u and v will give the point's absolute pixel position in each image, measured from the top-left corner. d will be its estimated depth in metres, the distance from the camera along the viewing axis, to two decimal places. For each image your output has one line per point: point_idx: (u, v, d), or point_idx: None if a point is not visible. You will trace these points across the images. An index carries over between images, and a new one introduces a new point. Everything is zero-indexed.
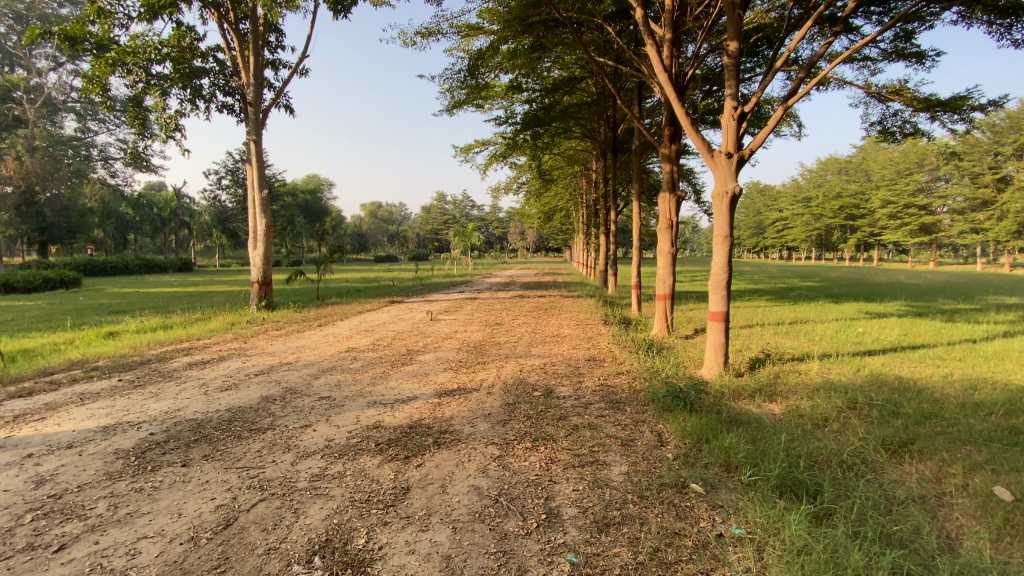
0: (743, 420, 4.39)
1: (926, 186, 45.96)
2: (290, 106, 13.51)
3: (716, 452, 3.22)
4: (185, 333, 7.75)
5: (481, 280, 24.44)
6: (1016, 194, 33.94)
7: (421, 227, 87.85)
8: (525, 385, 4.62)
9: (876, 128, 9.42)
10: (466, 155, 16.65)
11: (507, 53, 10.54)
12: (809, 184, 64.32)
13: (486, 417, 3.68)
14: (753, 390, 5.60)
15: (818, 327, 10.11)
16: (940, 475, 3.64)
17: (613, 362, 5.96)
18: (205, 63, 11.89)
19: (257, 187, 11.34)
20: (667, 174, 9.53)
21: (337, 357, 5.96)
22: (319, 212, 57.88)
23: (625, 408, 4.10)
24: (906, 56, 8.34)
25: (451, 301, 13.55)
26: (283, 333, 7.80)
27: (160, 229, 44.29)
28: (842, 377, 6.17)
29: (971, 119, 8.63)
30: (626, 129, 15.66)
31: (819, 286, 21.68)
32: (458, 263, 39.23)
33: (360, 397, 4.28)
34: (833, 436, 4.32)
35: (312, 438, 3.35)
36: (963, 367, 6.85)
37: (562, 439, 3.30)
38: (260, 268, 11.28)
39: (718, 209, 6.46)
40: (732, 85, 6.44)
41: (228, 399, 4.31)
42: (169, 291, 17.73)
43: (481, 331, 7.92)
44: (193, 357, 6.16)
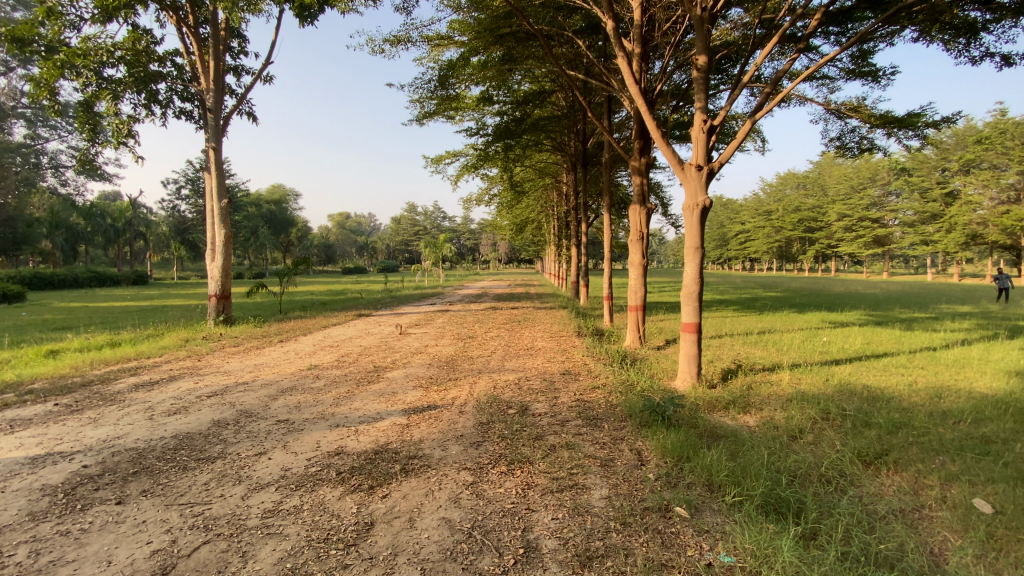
0: (721, 434, 4.31)
1: (879, 201, 48.39)
2: (253, 113, 13.06)
3: (698, 471, 3.09)
4: (133, 351, 7.20)
5: (452, 291, 24.09)
6: (962, 208, 36.04)
7: (391, 238, 86.78)
8: (499, 403, 4.41)
9: (836, 144, 9.74)
10: (437, 166, 16.46)
11: (478, 65, 10.45)
12: (769, 198, 66.76)
13: (457, 439, 3.47)
14: (727, 402, 5.54)
15: (786, 337, 10.31)
16: (917, 487, 3.63)
17: (588, 376, 5.82)
18: (162, 68, 11.37)
19: (215, 197, 10.83)
20: (638, 186, 9.58)
21: (299, 375, 5.63)
22: (285, 223, 56.39)
23: (603, 425, 3.95)
24: (863, 75, 8.67)
25: (422, 313, 13.23)
26: (242, 350, 7.37)
27: (113, 241, 42.04)
28: (814, 387, 6.22)
29: (923, 136, 9.03)
30: (596, 142, 15.80)
31: (782, 296, 22.38)
32: (428, 275, 38.74)
33: (323, 419, 4.00)
34: (810, 448, 4.28)
35: (268, 467, 3.07)
36: (926, 375, 7.04)
37: (539, 462, 3.12)
38: (218, 281, 10.70)
39: (689, 221, 6.45)
40: (702, 99, 6.49)
41: (175, 425, 3.95)
42: (120, 305, 16.73)
43: (453, 346, 7.68)
44: (140, 377, 5.70)
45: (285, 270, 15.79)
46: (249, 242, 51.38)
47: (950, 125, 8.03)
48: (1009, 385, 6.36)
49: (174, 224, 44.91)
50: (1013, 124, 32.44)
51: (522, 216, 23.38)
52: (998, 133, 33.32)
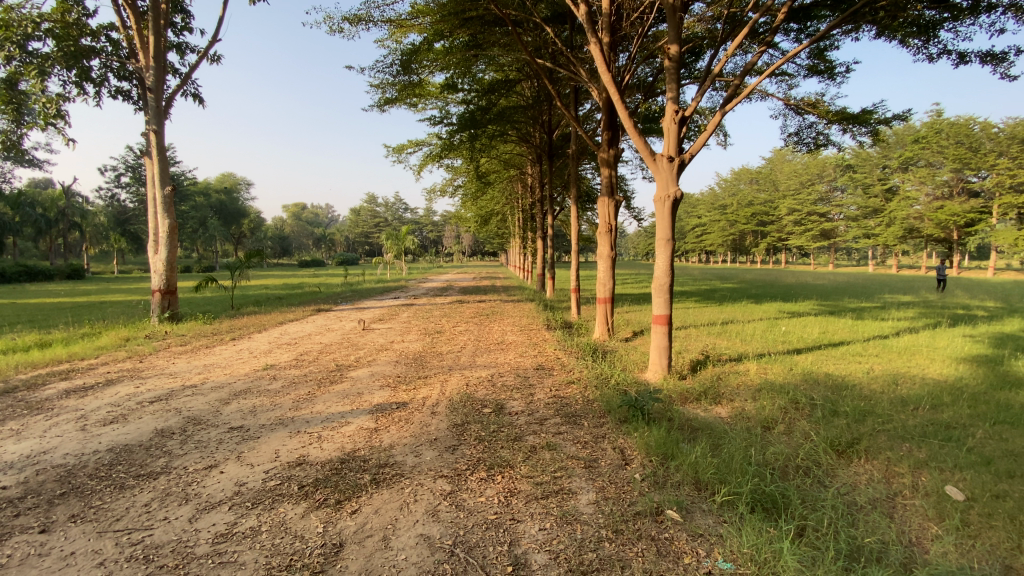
0: (698, 427, 4.25)
1: (825, 196, 50.82)
2: (198, 95, 12.20)
3: (683, 467, 2.99)
4: (64, 353, 6.51)
5: (416, 285, 23.51)
6: (901, 203, 38.31)
7: (349, 230, 84.43)
8: (472, 401, 4.20)
9: (794, 140, 9.98)
10: (399, 156, 15.94)
11: (442, 50, 10.08)
12: (724, 192, 68.88)
13: (431, 443, 3.24)
14: (699, 393, 5.53)
15: (748, 327, 10.55)
16: (889, 476, 3.67)
17: (562, 371, 5.67)
18: (95, 42, 10.38)
19: (158, 184, 10.04)
20: (606, 178, 9.49)
21: (253, 376, 5.23)
22: (235, 214, 53.73)
23: (582, 423, 3.80)
24: (820, 72, 8.88)
25: (385, 308, 12.78)
26: (189, 350, 6.81)
27: (43, 232, 38.69)
28: (780, 376, 6.31)
29: (875, 133, 9.36)
30: (561, 134, 15.70)
31: (738, 288, 23.10)
32: (389, 268, 37.75)
33: (281, 425, 3.67)
34: (784, 438, 4.28)
35: (220, 483, 2.74)
36: (881, 362, 7.32)
37: (521, 466, 2.93)
38: (161, 274, 9.94)
39: (660, 213, 6.39)
40: (673, 89, 6.42)
41: (110, 436, 3.51)
42: (50, 302, 15.34)
43: (420, 341, 7.38)
44: (72, 382, 5.12)
45: (236, 263, 14.89)
46: (196, 233, 48.66)
47: (902, 123, 8.34)
48: (958, 371, 6.68)
49: (113, 214, 41.92)
50: (947, 125, 34.57)
51: (487, 208, 23.07)
52: (934, 133, 35.44)
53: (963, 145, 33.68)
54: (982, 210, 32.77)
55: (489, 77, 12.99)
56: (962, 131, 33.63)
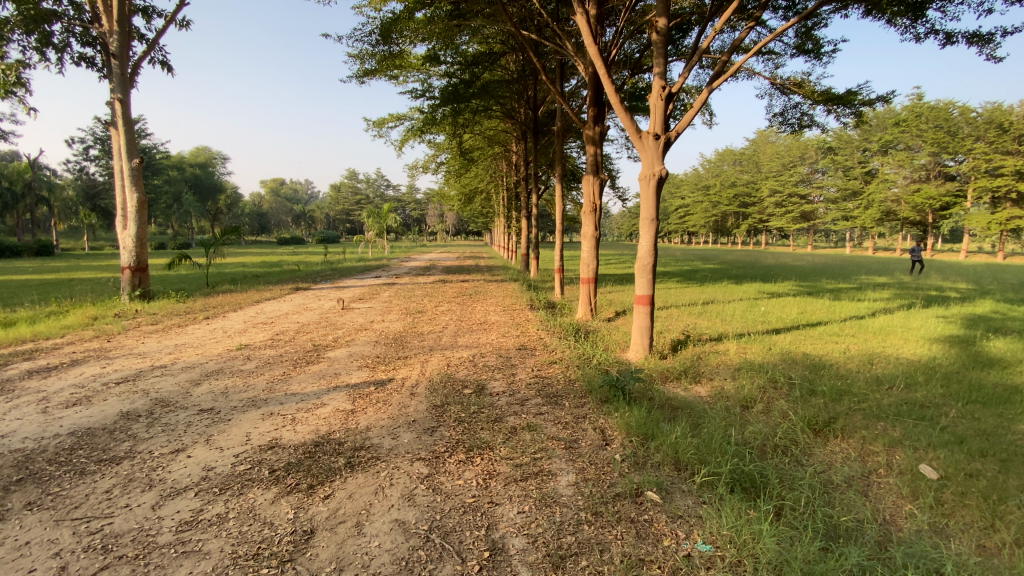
0: (678, 407, 4.26)
1: (806, 178, 51.37)
2: (167, 62, 11.61)
3: (663, 446, 2.98)
4: (27, 331, 6.23)
5: (399, 264, 23.21)
6: (879, 186, 38.95)
7: (330, 207, 82.79)
8: (453, 382, 4.13)
9: (778, 120, 9.94)
10: (380, 130, 15.50)
11: (424, 20, 9.70)
12: (707, 173, 69.04)
13: (409, 425, 3.16)
14: (679, 373, 5.55)
15: (729, 307, 10.66)
16: (863, 454, 3.74)
17: (544, 351, 5.63)
18: (56, 5, 9.64)
19: (124, 156, 9.58)
20: (591, 156, 9.35)
21: (226, 356, 5.08)
22: (211, 188, 52.24)
23: (563, 403, 3.76)
24: (807, 52, 8.80)
25: (365, 287, 12.58)
26: (161, 329, 6.58)
27: (6, 206, 36.94)
28: (760, 355, 6.37)
29: (859, 115, 9.37)
30: (547, 110, 15.44)
31: (720, 268, 23.28)
32: (371, 246, 37.19)
33: (254, 407, 3.55)
34: (763, 417, 4.32)
35: (186, 468, 2.63)
36: (857, 342, 7.45)
37: (500, 447, 2.87)
38: (131, 251, 9.58)
39: (645, 191, 6.29)
40: (660, 65, 6.26)
41: (72, 418, 3.35)
42: (15, 279, 14.72)
43: (401, 321, 7.26)
44: (34, 362, 4.89)
45: (210, 240, 14.43)
46: (171, 209, 47.15)
47: (886, 105, 8.34)
48: (931, 351, 6.84)
49: (82, 188, 40.28)
50: (927, 109, 35.01)
51: (470, 185, 22.71)
52: (914, 116, 35.81)
53: (942, 129, 34.16)
54: (957, 194, 33.45)
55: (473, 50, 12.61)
56: (942, 114, 34.07)
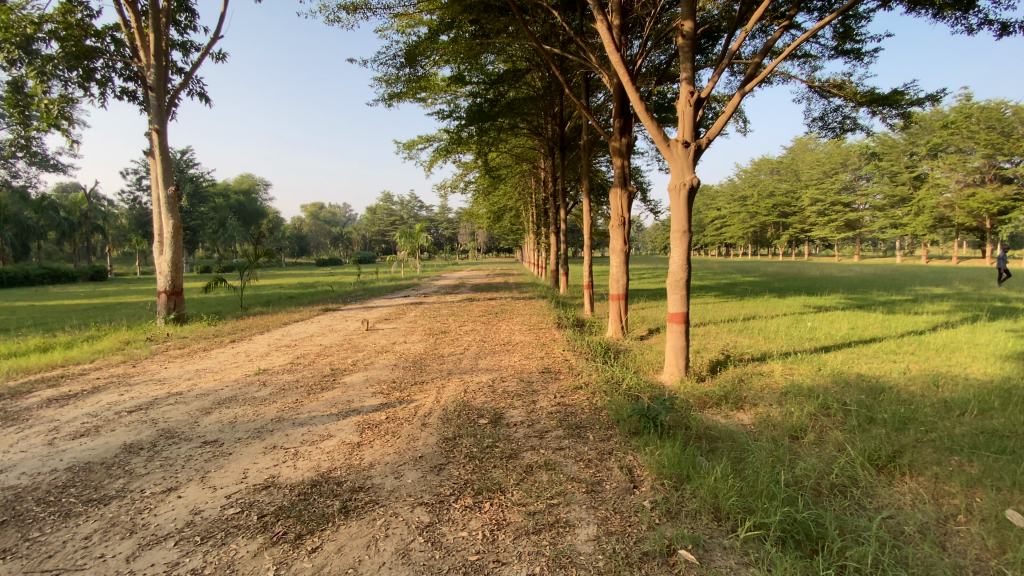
0: (717, 439, 3.84)
1: (850, 185, 49.20)
2: (204, 94, 12.08)
3: (700, 489, 2.60)
4: (59, 356, 6.34)
5: (428, 283, 23.28)
6: (930, 192, 36.89)
7: (366, 228, 84.82)
8: (468, 411, 3.84)
9: (817, 125, 9.38)
10: (409, 152, 15.68)
11: (447, 40, 9.71)
12: (743, 183, 67.18)
13: (415, 462, 2.89)
14: (718, 397, 5.09)
15: (771, 323, 10.00)
16: (936, 496, 3.23)
17: (568, 375, 5.27)
18: (98, 42, 10.18)
19: (161, 185, 9.94)
20: (618, 168, 9.02)
21: (242, 383, 4.97)
22: (253, 213, 54.55)
23: (587, 436, 3.40)
24: (846, 52, 8.30)
25: (393, 307, 12.53)
26: (186, 354, 6.58)
27: (67, 235, 39.44)
28: (808, 377, 5.81)
29: (907, 116, 8.73)
30: (573, 125, 15.26)
31: (760, 281, 22.22)
32: (403, 266, 37.64)
33: (258, 439, 3.36)
34: (815, 450, 3.84)
35: (172, 511, 2.45)
36: (918, 361, 6.76)
37: (512, 490, 2.57)
38: (167, 276, 9.82)
39: (675, 202, 5.91)
40: (688, 69, 5.93)
41: (74, 452, 3.25)
42: (66, 304, 15.43)
43: (422, 342, 7.06)
44: (57, 388, 4.90)
45: (244, 263, 14.79)
46: (216, 234, 49.40)
47: (936, 104, 7.73)
48: (1004, 370, 6.11)
49: (135, 216, 42.64)
50: (978, 109, 33.12)
51: (499, 203, 22.65)
52: (963, 117, 33.87)
53: (995, 130, 32.20)
54: (1016, 198, 31.27)
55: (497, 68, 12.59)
56: (994, 114, 32.18)
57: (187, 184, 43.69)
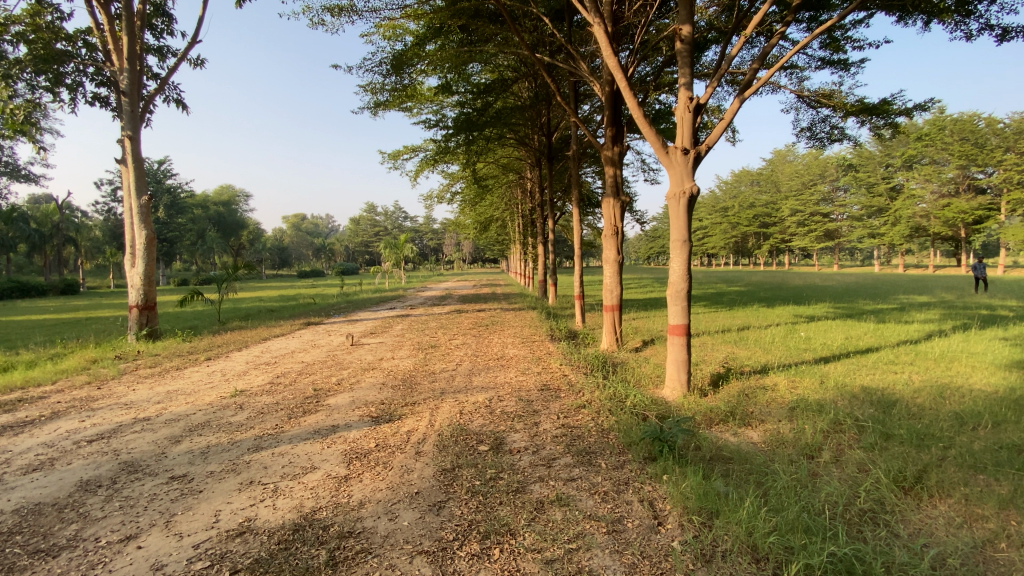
0: (731, 462, 3.58)
1: (828, 196, 50.23)
2: (181, 100, 11.67)
3: (730, 525, 2.34)
4: (18, 377, 5.83)
5: (414, 294, 22.77)
6: (906, 202, 37.80)
7: (349, 240, 83.84)
8: (465, 436, 3.52)
9: (806, 135, 9.34)
10: (394, 162, 15.40)
11: (435, 48, 9.51)
12: (724, 195, 68.18)
13: (411, 500, 2.58)
14: (725, 413, 4.85)
15: (765, 333, 9.87)
16: (969, 520, 3.00)
17: (569, 393, 4.97)
18: (69, 46, 9.71)
19: (133, 194, 9.48)
20: (611, 177, 8.85)
21: (217, 405, 4.57)
22: (233, 225, 53.46)
23: (598, 463, 3.12)
24: (833, 63, 8.29)
25: (378, 320, 12.13)
26: (156, 374, 6.13)
27: (36, 247, 38.01)
28: (813, 391, 5.62)
29: (894, 126, 8.72)
30: (561, 136, 15.18)
31: (746, 291, 22.24)
32: (387, 278, 37.16)
33: (232, 473, 3.00)
34: (834, 472, 3.61)
35: (130, 566, 2.08)
36: (919, 372, 6.62)
37: (523, 533, 2.27)
38: (139, 289, 9.33)
39: (673, 211, 5.72)
40: (686, 74, 5.78)
41: (23, 490, 2.81)
42: (30, 320, 14.62)
43: (411, 358, 6.72)
44: (12, 414, 4.42)
45: (223, 276, 14.22)
46: (194, 245, 48.22)
47: (926, 113, 7.70)
48: (1007, 380, 6.01)
49: (109, 227, 41.36)
50: (951, 121, 34.09)
51: (486, 214, 22.48)
52: (936, 129, 34.81)
53: (968, 141, 33.11)
54: (990, 207, 32.05)
55: (484, 77, 12.43)
56: (967, 127, 33.12)
57: (165, 195, 42.64)
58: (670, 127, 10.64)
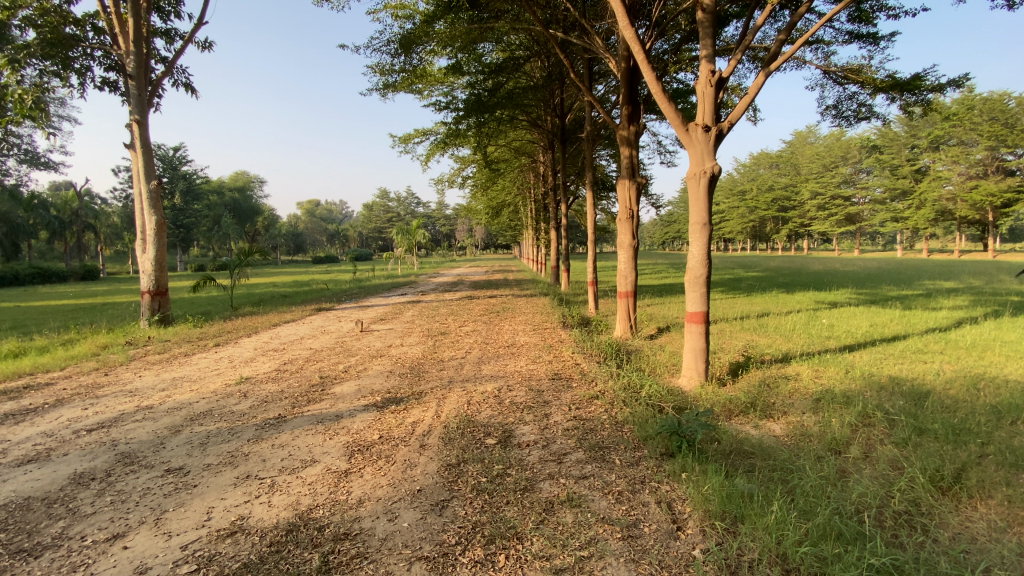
0: (754, 457, 3.38)
1: (850, 178, 48.63)
2: (190, 84, 11.54)
3: (757, 532, 2.15)
4: (27, 363, 5.82)
5: (426, 280, 22.66)
6: (931, 184, 36.50)
7: (362, 225, 84.05)
8: (472, 429, 3.36)
9: (831, 113, 8.87)
10: (405, 146, 15.15)
11: (443, 26, 9.20)
12: (742, 178, 66.71)
13: (412, 498, 2.42)
14: (745, 405, 4.62)
15: (785, 320, 9.53)
16: (1015, 524, 2.76)
17: (581, 382, 4.79)
18: (77, 30, 9.60)
19: (142, 180, 9.42)
20: (626, 159, 8.52)
21: (221, 394, 4.49)
22: (248, 211, 53.88)
23: (612, 460, 2.94)
24: (862, 36, 7.80)
25: (389, 306, 12.04)
26: (164, 360, 6.08)
27: (57, 234, 38.58)
28: (838, 381, 5.37)
29: (926, 103, 8.21)
30: (574, 118, 14.80)
31: (763, 277, 21.70)
32: (400, 263, 37.01)
33: (229, 466, 2.88)
34: (865, 470, 3.37)
35: (113, 570, 1.96)
36: (950, 361, 6.30)
37: (531, 538, 2.10)
38: (151, 275, 9.32)
39: (693, 192, 5.43)
40: (708, 46, 5.44)
41: (13, 484, 2.72)
42: (49, 305, 14.80)
43: (420, 346, 6.58)
44: (16, 402, 4.36)
45: (235, 261, 14.22)
46: (211, 232, 48.74)
47: (961, 89, 7.21)
48: None
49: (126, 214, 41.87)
50: (980, 100, 32.60)
51: (498, 199, 22.16)
52: (965, 109, 33.23)
53: (998, 121, 31.70)
54: (1020, 189, 30.82)
55: (496, 56, 12.07)
56: (997, 106, 31.71)
57: (179, 181, 42.93)
58: (688, 106, 10.23)
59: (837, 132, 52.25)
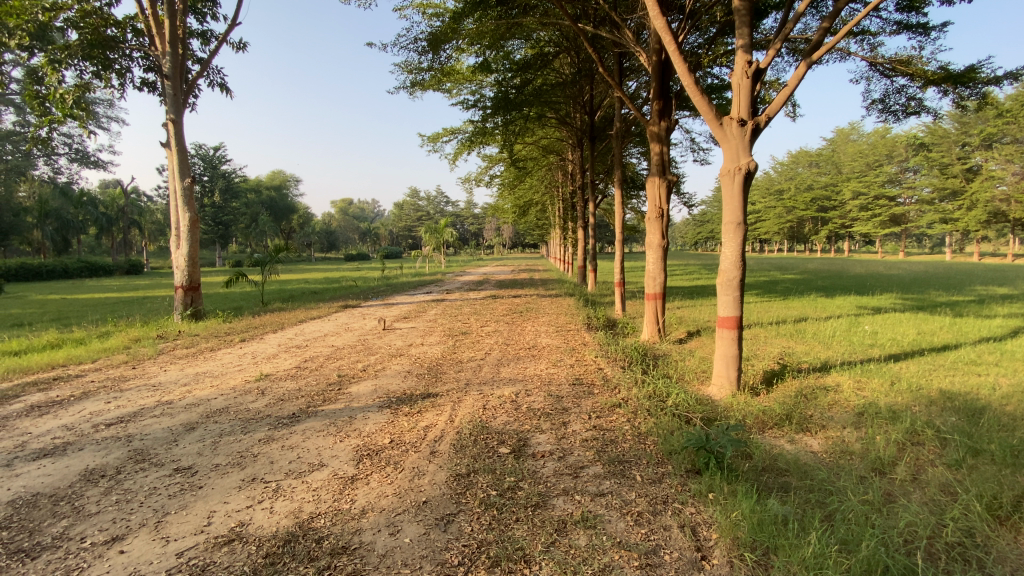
0: (788, 475, 3.13)
1: (894, 177, 46.23)
2: (224, 84, 11.81)
3: (792, 566, 1.92)
4: (62, 355, 6.00)
5: (452, 279, 22.69)
6: (984, 184, 34.38)
7: (393, 223, 85.27)
8: (486, 437, 3.22)
9: (877, 108, 8.34)
10: (433, 145, 15.19)
11: (470, 23, 9.09)
12: (780, 177, 64.52)
13: (417, 511, 2.30)
14: (779, 417, 4.33)
15: (824, 326, 9.02)
16: None
17: (603, 389, 4.58)
18: (118, 32, 9.92)
19: (176, 177, 9.66)
20: (656, 155, 8.22)
21: (239, 390, 4.49)
22: (284, 209, 55.33)
23: (633, 475, 2.76)
24: (912, 26, 7.28)
25: (414, 304, 12.04)
26: (190, 355, 6.17)
27: (105, 230, 40.48)
28: (882, 394, 4.99)
29: (983, 95, 7.59)
30: (604, 115, 14.49)
31: (801, 279, 20.83)
32: (429, 261, 37.31)
33: (236, 468, 2.82)
34: (915, 495, 3.06)
35: None
36: (1009, 375, 5.78)
37: (539, 562, 1.94)
38: (183, 271, 9.56)
39: (727, 190, 5.13)
40: (744, 35, 5.14)
41: (26, 479, 2.73)
42: (95, 297, 15.50)
43: (441, 346, 6.49)
44: (45, 393, 4.47)
45: (267, 258, 14.54)
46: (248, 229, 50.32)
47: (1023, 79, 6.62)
48: None
49: None
50: None
51: (525, 198, 22.02)
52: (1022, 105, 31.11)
53: None
54: None
55: (524, 53, 11.88)
56: None
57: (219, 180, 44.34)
58: (723, 102, 9.83)
59: (883, 129, 49.85)
